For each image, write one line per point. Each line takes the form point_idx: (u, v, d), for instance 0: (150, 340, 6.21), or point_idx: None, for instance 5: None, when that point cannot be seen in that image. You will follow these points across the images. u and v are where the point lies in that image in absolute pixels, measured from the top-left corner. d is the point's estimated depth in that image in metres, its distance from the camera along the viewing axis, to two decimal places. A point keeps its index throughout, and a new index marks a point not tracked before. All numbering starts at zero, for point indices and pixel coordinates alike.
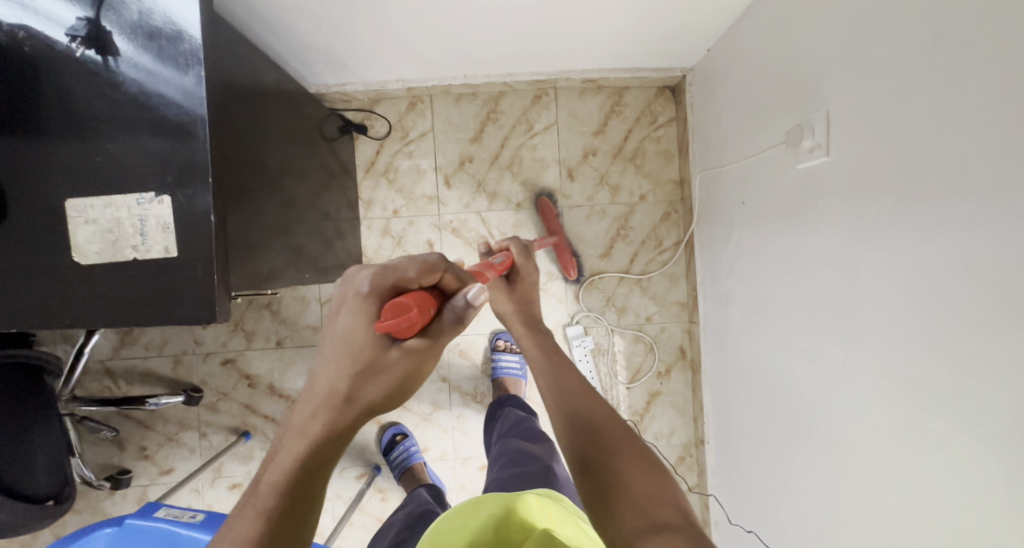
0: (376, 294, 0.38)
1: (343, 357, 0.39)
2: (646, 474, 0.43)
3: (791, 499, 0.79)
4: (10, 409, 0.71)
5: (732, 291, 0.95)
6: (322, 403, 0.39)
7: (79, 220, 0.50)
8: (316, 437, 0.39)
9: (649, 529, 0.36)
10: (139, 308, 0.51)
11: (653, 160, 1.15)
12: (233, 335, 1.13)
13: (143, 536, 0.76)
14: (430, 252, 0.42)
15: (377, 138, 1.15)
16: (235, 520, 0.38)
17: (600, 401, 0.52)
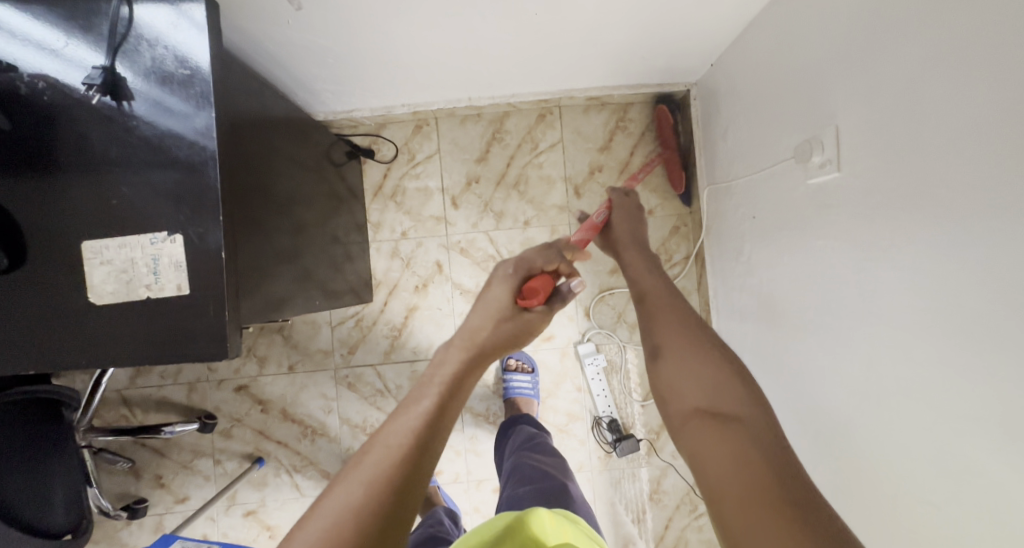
0: (514, 275, 0.62)
1: (487, 314, 0.59)
2: (717, 371, 0.46)
3: None
4: (27, 445, 0.72)
5: (746, 306, 0.93)
6: (472, 334, 0.56)
7: (94, 261, 0.51)
8: (469, 354, 0.54)
9: (710, 416, 0.42)
10: (151, 347, 0.51)
11: (660, 175, 1.15)
12: (246, 361, 1.14)
13: None
14: (548, 249, 0.65)
15: (384, 162, 1.16)
16: (408, 403, 0.47)
17: (688, 321, 0.53)
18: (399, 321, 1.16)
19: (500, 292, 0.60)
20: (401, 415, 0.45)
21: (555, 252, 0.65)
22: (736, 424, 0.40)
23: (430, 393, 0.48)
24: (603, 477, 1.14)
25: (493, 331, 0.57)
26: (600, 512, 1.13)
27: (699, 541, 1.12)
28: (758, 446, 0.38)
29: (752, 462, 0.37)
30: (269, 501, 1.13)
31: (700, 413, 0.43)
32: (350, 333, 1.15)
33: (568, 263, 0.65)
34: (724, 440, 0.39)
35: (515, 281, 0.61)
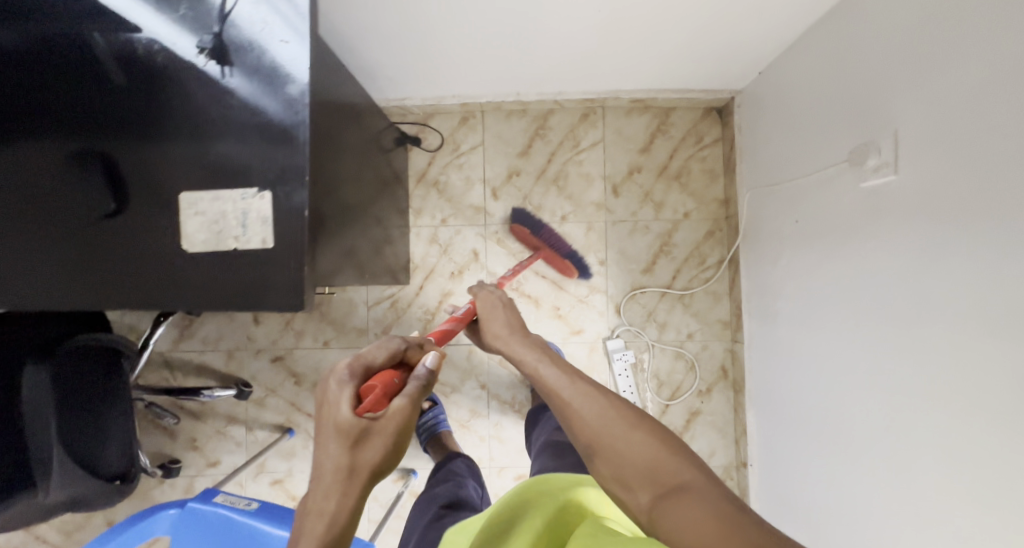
0: (352, 379, 0.43)
1: (332, 439, 0.41)
2: (639, 446, 0.46)
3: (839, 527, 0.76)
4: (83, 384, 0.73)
5: (780, 310, 0.94)
6: (333, 479, 0.40)
7: (189, 212, 0.54)
8: (344, 500, 0.40)
9: (663, 495, 0.41)
10: (234, 294, 0.55)
11: (698, 179, 1.17)
12: (283, 333, 1.18)
13: (204, 520, 0.79)
14: (388, 338, 0.51)
15: (430, 150, 1.20)
16: None
17: (594, 392, 0.53)
18: (433, 305, 1.18)
19: (329, 403, 0.42)
20: None
21: (396, 338, 0.51)
22: (686, 498, 0.39)
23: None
24: None
25: (354, 461, 0.40)
26: None
27: None
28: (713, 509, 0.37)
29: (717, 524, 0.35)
30: (296, 471, 1.17)
31: (657, 495, 0.42)
32: (384, 313, 1.18)
33: (416, 344, 0.53)
34: (688, 513, 0.37)
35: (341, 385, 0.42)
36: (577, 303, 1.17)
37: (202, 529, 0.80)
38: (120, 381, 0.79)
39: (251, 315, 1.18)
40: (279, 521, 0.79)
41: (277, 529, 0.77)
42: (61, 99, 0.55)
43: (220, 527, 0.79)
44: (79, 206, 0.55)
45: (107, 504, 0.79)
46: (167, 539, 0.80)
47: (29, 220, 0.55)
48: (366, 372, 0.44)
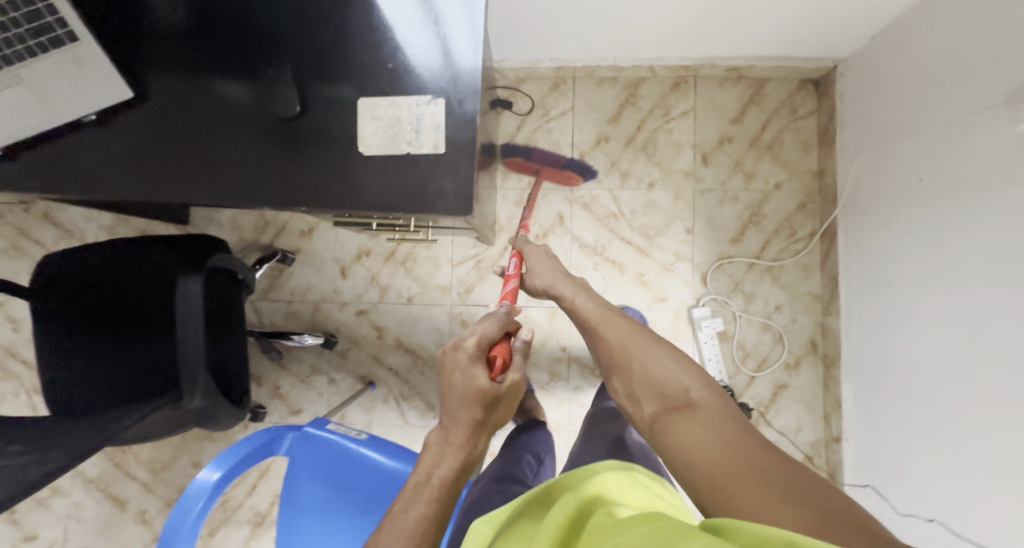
0: (477, 354, 0.53)
1: (465, 402, 0.51)
2: (654, 370, 0.54)
3: (962, 491, 0.73)
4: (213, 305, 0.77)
5: (891, 276, 0.92)
6: (467, 429, 0.52)
7: (366, 116, 0.56)
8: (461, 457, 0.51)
9: (669, 411, 0.49)
10: (404, 197, 0.56)
11: (791, 150, 1.15)
12: (369, 288, 1.20)
13: (320, 444, 0.83)
14: (493, 316, 0.59)
15: (520, 114, 1.22)
16: (405, 504, 0.49)
17: (617, 317, 0.63)
18: None
19: (459, 370, 0.52)
20: (396, 516, 0.48)
21: (502, 315, 0.59)
22: (688, 415, 0.47)
23: (426, 497, 0.49)
24: None
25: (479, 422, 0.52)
26: None
27: None
28: (709, 427, 0.44)
29: (719, 439, 0.41)
30: (375, 424, 1.18)
31: (662, 410, 0.50)
32: (468, 273, 1.19)
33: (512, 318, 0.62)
34: (687, 427, 0.45)
35: (472, 356, 0.53)
36: (662, 270, 1.16)
37: (316, 453, 0.84)
38: (236, 309, 0.83)
39: (339, 268, 1.20)
40: (387, 452, 0.81)
41: (384, 460, 0.80)
42: (255, 10, 0.58)
43: (332, 453, 0.83)
44: (267, 107, 0.57)
45: (220, 428, 0.82)
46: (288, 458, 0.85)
47: (214, 119, 0.57)
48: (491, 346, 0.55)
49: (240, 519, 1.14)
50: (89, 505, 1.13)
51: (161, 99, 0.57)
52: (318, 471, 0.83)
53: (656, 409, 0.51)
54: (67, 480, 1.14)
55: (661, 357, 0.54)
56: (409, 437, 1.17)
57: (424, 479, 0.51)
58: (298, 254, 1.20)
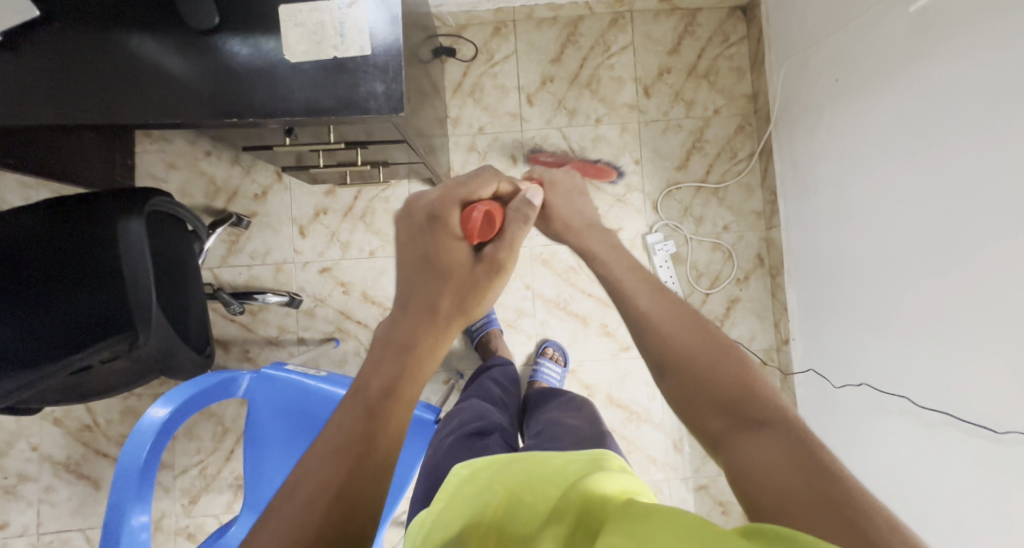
0: (448, 208, 0.40)
1: (422, 274, 0.39)
2: (720, 363, 0.34)
3: (885, 356, 0.81)
4: (164, 250, 0.77)
5: (818, 178, 0.99)
6: (420, 321, 0.37)
7: (289, 24, 0.57)
8: (410, 348, 0.37)
9: (745, 431, 0.30)
10: (336, 101, 0.57)
11: (726, 77, 1.21)
12: (330, 245, 1.20)
13: (279, 384, 0.84)
14: (482, 168, 0.44)
15: (464, 61, 1.22)
16: (336, 417, 0.34)
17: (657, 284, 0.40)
18: None
19: (418, 237, 0.40)
20: (325, 435, 0.33)
21: (492, 169, 0.45)
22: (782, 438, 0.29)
23: (358, 407, 0.34)
24: None
25: (436, 306, 0.38)
26: None
27: None
28: (811, 465, 0.27)
29: (814, 485, 0.26)
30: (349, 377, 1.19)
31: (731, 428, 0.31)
32: None
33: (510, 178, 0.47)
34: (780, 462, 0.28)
35: (442, 216, 0.40)
36: (615, 202, 1.20)
37: (276, 393, 0.84)
38: (188, 258, 0.82)
39: (297, 228, 1.20)
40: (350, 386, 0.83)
41: None
42: None
43: (293, 392, 0.84)
44: (185, 22, 0.57)
45: (183, 378, 0.83)
46: (246, 400, 0.85)
47: (131, 37, 0.57)
48: (476, 198, 0.42)
49: (220, 485, 1.14)
50: (60, 488, 1.11)
51: (71, 20, 0.56)
52: (280, 410, 0.84)
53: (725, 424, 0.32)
54: (34, 466, 1.11)
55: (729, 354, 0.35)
56: None
57: (352, 392, 0.35)
58: (254, 217, 1.19)
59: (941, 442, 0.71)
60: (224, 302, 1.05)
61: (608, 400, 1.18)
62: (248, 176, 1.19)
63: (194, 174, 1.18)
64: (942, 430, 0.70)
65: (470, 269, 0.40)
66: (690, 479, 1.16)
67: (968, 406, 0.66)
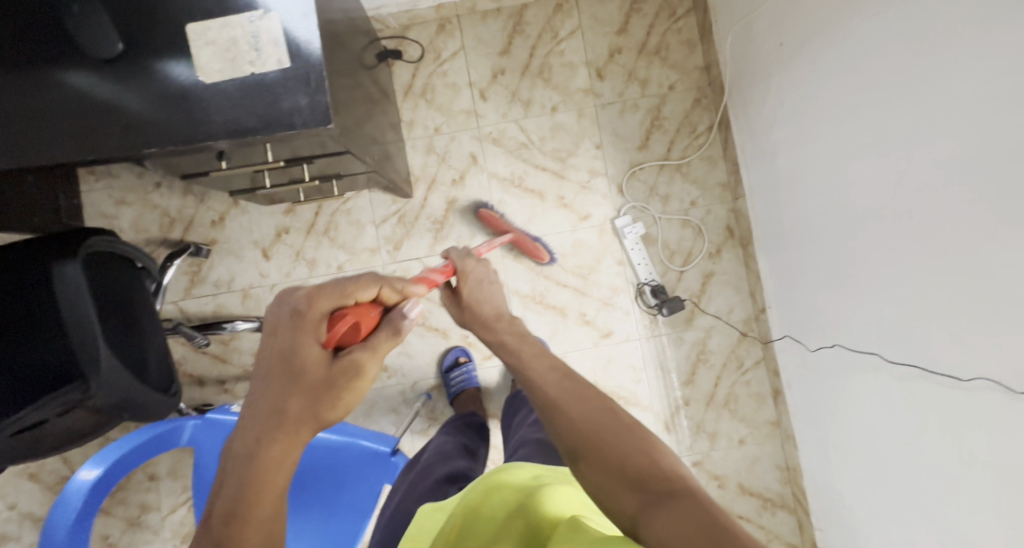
0: (307, 311, 0.33)
1: (275, 372, 0.32)
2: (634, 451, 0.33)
3: (857, 314, 0.81)
4: (111, 292, 0.74)
5: (776, 143, 0.98)
6: (266, 425, 0.30)
7: (200, 43, 0.54)
8: (259, 458, 0.29)
9: (655, 506, 0.28)
10: (259, 118, 0.55)
11: (677, 51, 1.19)
12: (296, 264, 1.17)
13: (226, 428, 0.83)
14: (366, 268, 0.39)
15: (412, 62, 1.19)
16: None
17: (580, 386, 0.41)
18: (440, 215, 1.19)
19: (279, 330, 0.33)
20: None
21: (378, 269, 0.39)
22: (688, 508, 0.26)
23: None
24: (650, 344, 1.18)
25: (285, 408, 0.31)
26: (651, 376, 1.17)
27: (748, 396, 1.16)
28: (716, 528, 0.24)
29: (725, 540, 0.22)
30: None
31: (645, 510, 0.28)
32: (393, 230, 1.18)
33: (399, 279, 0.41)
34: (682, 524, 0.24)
35: (309, 309, 0.34)
36: (580, 189, 1.19)
37: (223, 438, 0.83)
38: (140, 297, 0.80)
39: (259, 251, 1.17)
40: None
41: None
42: None
43: None
44: (85, 51, 0.54)
45: (151, 424, 0.79)
46: (194, 448, 0.83)
47: (41, 74, 0.55)
48: (357, 295, 0.36)
49: None
50: None
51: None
52: None
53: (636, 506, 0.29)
54: (14, 526, 1.07)
55: (644, 444, 0.34)
56: (368, 401, 1.16)
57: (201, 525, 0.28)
58: (213, 245, 1.16)
59: (916, 394, 0.71)
60: (190, 336, 1.02)
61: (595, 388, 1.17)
62: (202, 203, 1.16)
63: (146, 207, 1.15)
64: (915, 380, 0.71)
65: (329, 369, 0.32)
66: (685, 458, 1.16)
67: (936, 355, 0.66)
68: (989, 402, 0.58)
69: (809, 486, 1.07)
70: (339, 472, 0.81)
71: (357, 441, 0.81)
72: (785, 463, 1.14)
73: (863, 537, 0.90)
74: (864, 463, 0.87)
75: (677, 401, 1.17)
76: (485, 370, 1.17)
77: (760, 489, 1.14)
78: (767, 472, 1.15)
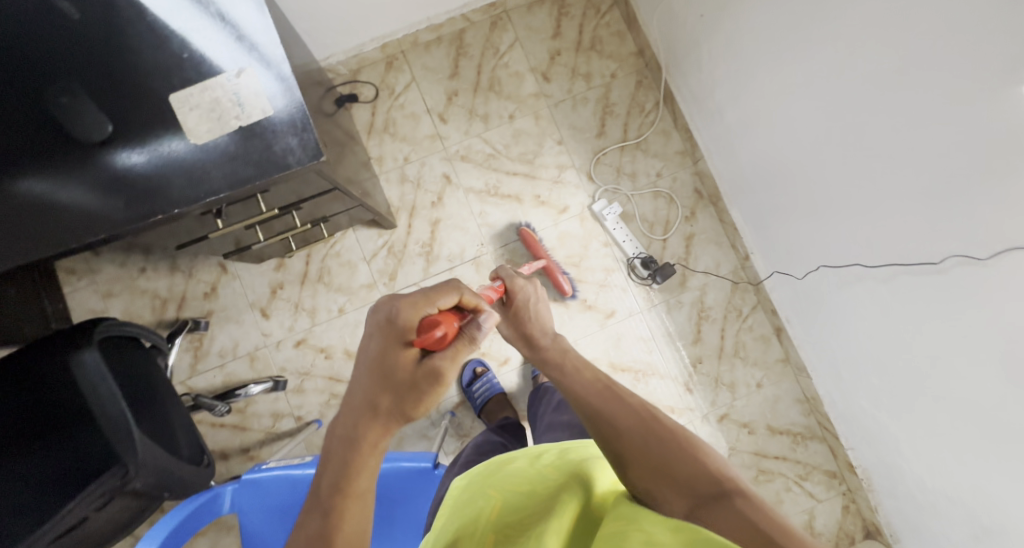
0: (393, 318, 0.36)
1: (365, 370, 0.36)
2: (683, 462, 0.45)
3: (831, 235, 0.88)
4: (128, 375, 0.73)
5: (720, 103, 1.07)
6: (360, 414, 0.36)
7: (185, 108, 0.57)
8: (356, 441, 0.35)
9: (705, 504, 0.39)
10: (254, 167, 0.57)
11: (610, 43, 1.29)
12: (297, 317, 1.18)
13: (265, 485, 0.81)
14: (442, 281, 0.41)
15: (368, 102, 1.25)
16: (303, 520, 0.36)
17: (627, 404, 0.53)
18: (427, 237, 1.22)
19: (371, 336, 0.36)
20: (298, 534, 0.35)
21: (448, 283, 0.41)
22: (733, 504, 0.38)
23: (321, 507, 0.36)
24: (652, 314, 1.22)
25: (375, 404, 0.35)
26: (660, 343, 1.21)
27: (754, 340, 1.22)
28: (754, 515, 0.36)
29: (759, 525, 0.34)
30: None
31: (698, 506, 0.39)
32: (386, 261, 1.21)
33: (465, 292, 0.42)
34: (727, 513, 0.37)
35: (397, 315, 0.36)
36: (553, 184, 1.25)
37: (265, 495, 0.82)
38: (155, 376, 0.79)
39: (258, 311, 1.17)
40: None
41: None
42: (35, 61, 0.58)
43: (283, 487, 0.81)
44: (81, 141, 0.57)
45: (192, 494, 0.78)
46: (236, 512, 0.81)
47: (37, 172, 0.57)
48: (434, 304, 0.38)
49: None
50: None
51: None
52: (274, 509, 0.82)
53: (690, 503, 0.40)
54: None
55: (687, 455, 0.46)
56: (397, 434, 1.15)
57: (314, 488, 0.37)
58: (211, 316, 1.16)
59: (900, 291, 0.78)
60: (209, 405, 1.02)
61: (612, 368, 1.21)
62: (191, 278, 1.16)
63: (135, 294, 1.14)
64: (897, 278, 0.77)
65: (412, 372, 0.34)
66: (710, 414, 1.20)
67: (910, 249, 0.72)
68: (963, 277, 0.65)
69: (831, 410, 1.12)
70: (390, 499, 0.80)
71: (396, 463, 0.78)
72: (804, 395, 1.19)
73: (891, 440, 0.95)
74: (872, 370, 0.92)
75: (691, 361, 1.22)
76: (504, 376, 1.19)
77: (787, 426, 1.19)
78: (790, 408, 1.19)
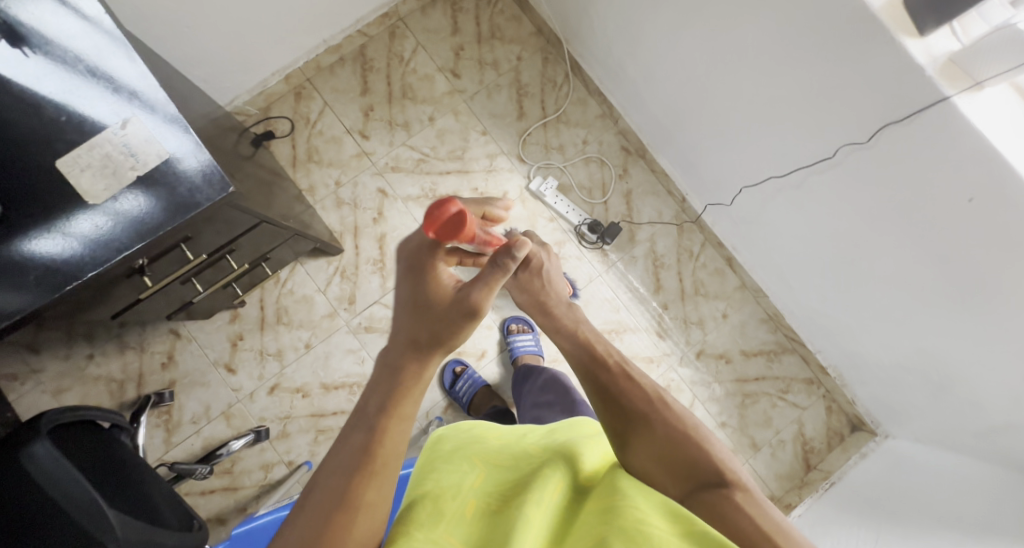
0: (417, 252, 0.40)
1: (404, 307, 0.39)
2: (688, 439, 0.44)
3: (745, 156, 0.93)
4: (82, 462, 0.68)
5: (619, 59, 1.11)
6: (405, 347, 0.38)
7: (76, 171, 0.56)
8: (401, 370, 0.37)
9: (705, 489, 0.39)
10: (165, 212, 0.56)
11: (508, 28, 1.32)
12: (264, 364, 1.15)
13: (257, 535, 0.79)
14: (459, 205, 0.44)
15: (286, 136, 1.23)
16: (343, 436, 0.36)
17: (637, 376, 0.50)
18: (377, 254, 1.22)
19: (403, 279, 0.40)
20: (336, 451, 0.35)
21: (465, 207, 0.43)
22: (734, 497, 0.37)
23: (366, 424, 0.36)
24: (611, 274, 1.26)
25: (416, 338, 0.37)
26: (625, 300, 1.25)
27: (710, 275, 1.27)
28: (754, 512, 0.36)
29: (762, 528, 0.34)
30: None
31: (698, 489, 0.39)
32: (341, 287, 1.20)
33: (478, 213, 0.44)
34: (727, 503, 0.37)
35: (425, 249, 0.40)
36: (487, 174, 1.27)
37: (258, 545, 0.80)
38: (117, 453, 0.76)
39: (223, 368, 1.14)
40: None
41: None
42: None
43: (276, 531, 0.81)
44: None
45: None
46: None
47: None
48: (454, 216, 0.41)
49: None
50: None
51: None
52: None
53: (689, 484, 0.40)
54: None
55: (695, 436, 0.44)
56: None
57: (357, 406, 0.37)
58: (175, 385, 1.12)
59: (814, 193, 0.83)
60: (189, 471, 0.98)
61: None
62: (145, 352, 1.12)
63: (88, 383, 1.09)
64: (808, 180, 0.82)
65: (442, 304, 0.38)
66: (688, 353, 1.24)
67: (812, 150, 0.77)
68: (858, 161, 0.71)
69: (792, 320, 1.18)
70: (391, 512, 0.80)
71: None
72: (767, 314, 1.25)
73: (846, 331, 1.01)
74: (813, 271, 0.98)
75: (657, 310, 1.26)
76: (484, 369, 1.20)
77: (759, 347, 1.24)
78: (757, 329, 1.25)
